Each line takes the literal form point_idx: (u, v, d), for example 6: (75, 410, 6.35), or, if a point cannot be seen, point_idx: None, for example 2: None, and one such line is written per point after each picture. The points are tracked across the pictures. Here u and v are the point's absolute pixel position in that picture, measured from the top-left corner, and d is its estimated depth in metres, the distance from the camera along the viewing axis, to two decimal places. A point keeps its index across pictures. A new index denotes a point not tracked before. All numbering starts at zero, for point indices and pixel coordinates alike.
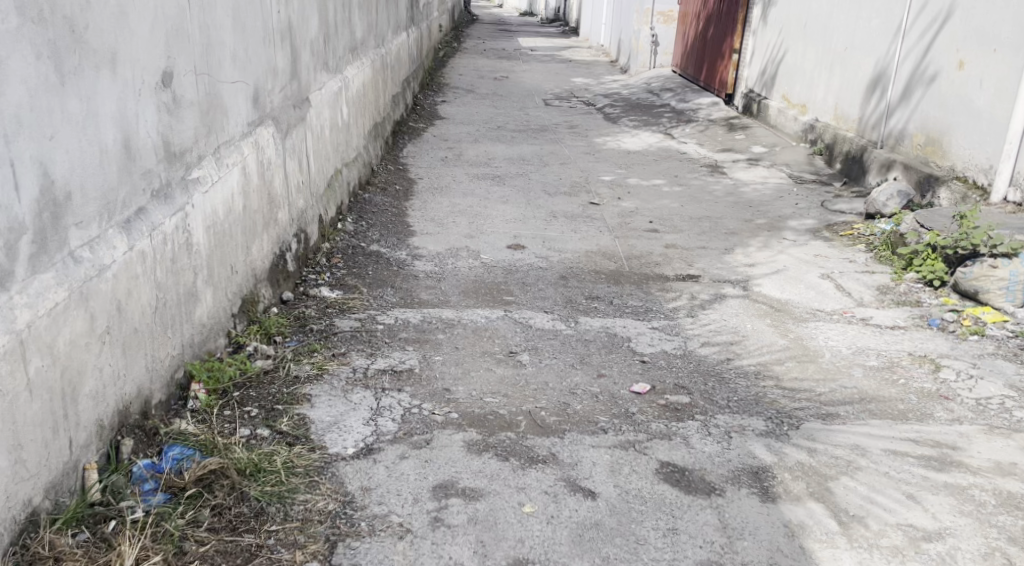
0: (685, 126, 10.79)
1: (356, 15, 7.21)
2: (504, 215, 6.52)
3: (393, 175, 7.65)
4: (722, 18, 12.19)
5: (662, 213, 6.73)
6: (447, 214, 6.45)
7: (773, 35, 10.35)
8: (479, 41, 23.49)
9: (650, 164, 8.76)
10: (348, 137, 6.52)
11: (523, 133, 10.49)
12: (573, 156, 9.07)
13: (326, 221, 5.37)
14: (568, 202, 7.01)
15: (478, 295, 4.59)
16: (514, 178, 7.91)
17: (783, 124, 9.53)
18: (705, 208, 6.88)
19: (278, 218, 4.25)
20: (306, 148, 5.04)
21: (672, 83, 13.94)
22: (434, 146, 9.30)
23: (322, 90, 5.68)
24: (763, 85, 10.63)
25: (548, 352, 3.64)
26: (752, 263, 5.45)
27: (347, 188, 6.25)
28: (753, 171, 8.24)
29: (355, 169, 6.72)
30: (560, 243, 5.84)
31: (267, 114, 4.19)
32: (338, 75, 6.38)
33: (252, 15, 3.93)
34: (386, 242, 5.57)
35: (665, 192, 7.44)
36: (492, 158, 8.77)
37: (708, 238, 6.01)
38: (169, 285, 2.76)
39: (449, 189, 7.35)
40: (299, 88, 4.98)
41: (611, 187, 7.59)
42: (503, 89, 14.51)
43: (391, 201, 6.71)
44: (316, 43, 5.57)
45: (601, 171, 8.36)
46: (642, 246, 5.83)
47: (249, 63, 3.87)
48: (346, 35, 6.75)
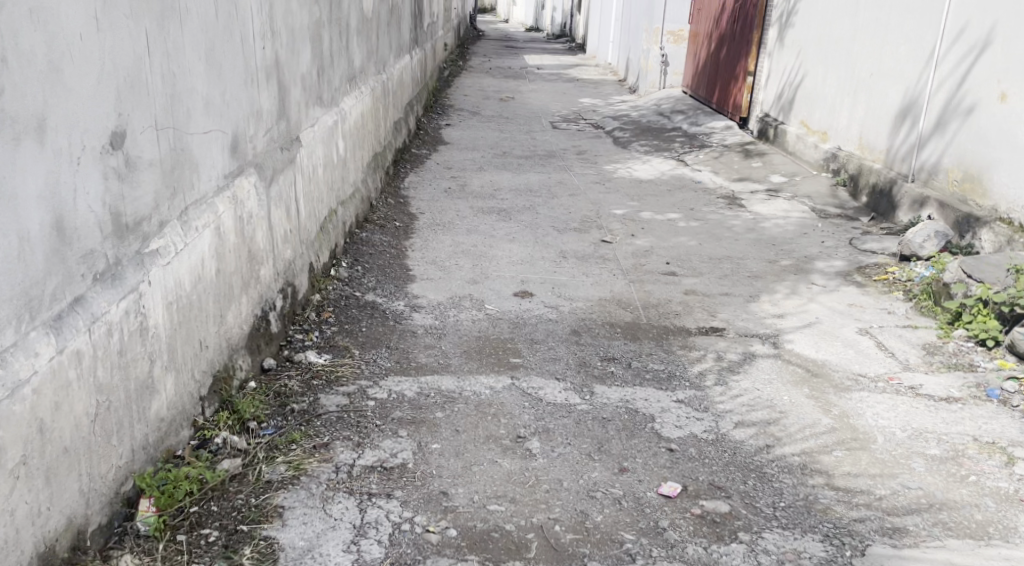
0: (698, 152, 10.38)
1: (354, 42, 6.83)
2: (510, 255, 6.11)
3: (392, 209, 7.24)
4: (735, 39, 11.80)
5: (679, 252, 6.30)
6: (450, 255, 6.04)
7: (790, 58, 9.96)
8: (484, 58, 23.13)
9: (663, 194, 8.34)
10: (343, 172, 6.11)
11: (530, 159, 10.09)
12: (582, 185, 8.66)
13: (317, 269, 4.96)
14: (578, 239, 6.59)
15: (483, 356, 4.17)
16: (521, 211, 7.51)
17: (802, 151, 9.12)
18: (725, 246, 6.45)
19: (261, 275, 3.84)
20: (296, 191, 4.64)
21: (683, 104, 13.55)
22: (437, 174, 8.89)
23: (316, 126, 5.29)
24: (779, 109, 10.23)
25: (561, 435, 3.22)
26: (780, 312, 5.02)
27: (342, 228, 5.85)
28: (773, 203, 7.82)
29: (351, 205, 6.31)
30: (571, 288, 5.42)
31: (249, 162, 3.79)
32: (334, 107, 5.99)
33: (232, 54, 3.53)
34: (383, 290, 5.16)
35: (680, 227, 7.02)
36: (497, 188, 8.36)
37: (730, 282, 5.59)
38: (115, 382, 2.37)
39: (452, 224, 6.93)
40: (287, 126, 4.58)
41: (623, 222, 7.17)
42: (509, 110, 14.13)
43: (390, 239, 6.31)
44: (309, 77, 5.17)
45: (612, 202, 7.94)
46: (659, 292, 5.41)
47: (227, 107, 3.48)
48: (343, 64, 6.36)
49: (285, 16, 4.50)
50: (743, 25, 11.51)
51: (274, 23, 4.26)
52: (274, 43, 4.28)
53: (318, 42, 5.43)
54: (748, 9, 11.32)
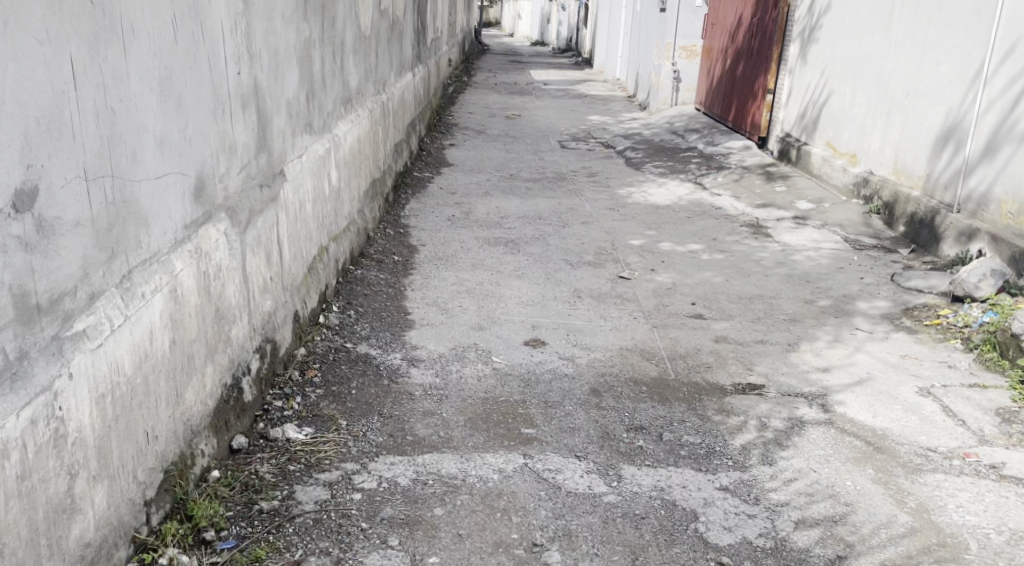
0: (716, 174, 9.85)
1: (350, 63, 6.32)
2: (520, 295, 5.58)
3: (392, 241, 6.72)
4: (753, 56, 11.30)
5: (705, 291, 5.76)
6: (454, 295, 5.51)
7: (813, 76, 9.44)
8: (490, 74, 22.64)
9: (682, 222, 7.81)
10: (336, 205, 5.59)
11: (539, 182, 9.58)
12: (595, 212, 8.14)
13: (303, 316, 4.43)
14: (594, 276, 6.05)
15: (490, 425, 3.62)
16: (531, 242, 6.98)
17: (828, 175, 8.58)
18: (754, 284, 5.91)
19: (233, 336, 3.31)
20: (279, 232, 4.11)
21: (697, 123, 13.04)
22: (441, 200, 8.38)
23: (305, 156, 4.77)
24: (801, 129, 9.71)
25: (586, 540, 2.76)
26: (825, 366, 4.48)
27: (334, 266, 5.32)
28: (801, 232, 7.27)
29: (346, 240, 5.79)
30: (588, 335, 4.88)
31: (220, 205, 3.27)
32: (327, 134, 5.47)
33: (196, 82, 3.02)
34: (379, 339, 4.62)
35: (704, 261, 6.49)
36: (504, 216, 7.84)
37: (765, 328, 5.05)
38: (12, 518, 1.90)
39: (456, 258, 6.40)
40: (269, 161, 4.06)
41: (642, 254, 6.64)
42: (516, 129, 13.62)
43: (388, 277, 5.77)
44: (297, 102, 4.64)
45: (629, 231, 7.41)
46: (687, 340, 4.87)
47: (192, 144, 2.96)
48: (337, 86, 5.84)
49: (267, 35, 3.99)
50: (761, 41, 11.00)
51: (252, 45, 3.73)
52: (253, 66, 3.76)
53: (308, 63, 4.92)
54: (767, 24, 10.81)
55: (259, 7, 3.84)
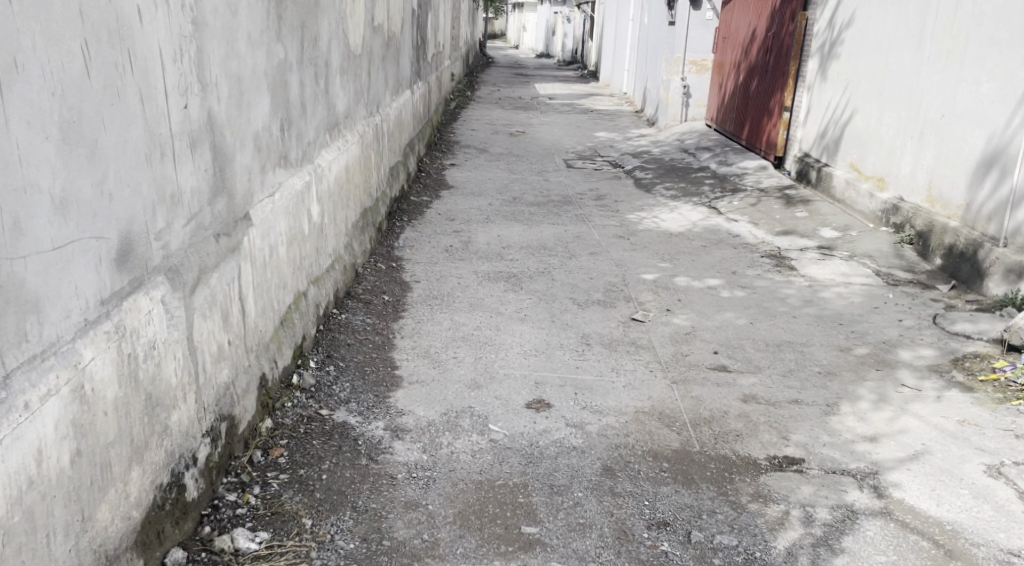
0: (731, 197, 9.28)
1: (337, 84, 5.76)
2: (521, 343, 5.00)
3: (383, 277, 6.15)
4: (769, 72, 10.77)
5: (728, 337, 5.18)
6: (448, 343, 4.93)
7: (835, 94, 8.88)
8: (493, 88, 22.12)
9: (698, 252, 7.23)
10: (317, 243, 5.02)
11: (543, 206, 9.02)
12: (604, 241, 7.58)
13: (271, 379, 3.85)
14: (604, 319, 5.48)
15: (483, 522, 3.09)
16: (534, 276, 6.40)
17: (853, 200, 8.01)
18: (782, 328, 5.33)
19: (172, 424, 2.75)
20: (240, 286, 3.55)
21: (709, 141, 12.50)
22: (438, 228, 7.82)
23: (277, 194, 4.22)
24: (822, 150, 9.15)
25: None
26: (872, 433, 3.90)
27: (313, 313, 4.75)
28: (828, 265, 6.69)
29: (329, 282, 5.22)
30: (598, 394, 4.29)
31: (157, 267, 2.72)
32: (307, 166, 4.92)
33: (121, 122, 2.47)
34: (361, 402, 4.03)
35: (724, 299, 5.91)
36: (506, 246, 7.27)
37: (799, 384, 4.46)
38: None
39: (452, 298, 5.83)
40: (230, 205, 3.51)
41: (655, 292, 6.07)
42: (520, 147, 13.08)
43: (375, 322, 5.20)
44: (267, 134, 4.09)
45: (641, 264, 6.84)
46: (711, 399, 4.29)
47: (115, 199, 2.43)
48: (321, 110, 5.29)
49: (226, 60, 3.44)
50: (777, 57, 10.47)
51: (206, 72, 3.19)
52: (208, 97, 3.22)
53: (282, 87, 4.37)
54: (784, 38, 10.28)
55: (215, 27, 3.30)
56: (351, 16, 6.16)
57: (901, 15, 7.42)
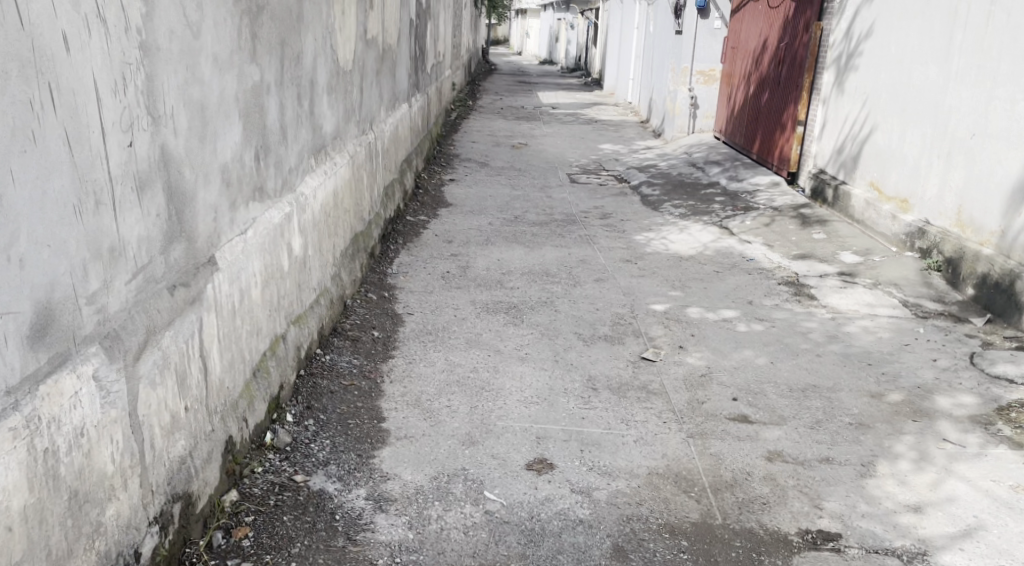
0: (743, 216, 8.86)
1: (323, 103, 5.35)
2: (521, 387, 4.59)
3: (373, 310, 5.73)
4: (781, 84, 10.40)
5: (748, 380, 4.75)
6: (441, 389, 4.50)
7: (854, 108, 8.49)
8: (495, 97, 21.75)
9: (710, 277, 6.81)
10: (300, 278, 4.61)
11: (546, 226, 8.61)
12: (610, 266, 7.16)
13: (240, 441, 3.44)
14: (612, 358, 5.05)
15: None
16: (537, 307, 5.98)
17: (875, 221, 7.61)
18: (806, 369, 4.90)
19: (108, 520, 2.35)
20: (203, 341, 3.14)
21: (718, 154, 12.09)
22: (435, 251, 7.40)
23: (252, 230, 3.82)
24: (839, 166, 8.77)
25: None
26: (915, 501, 3.48)
27: (293, 356, 4.34)
28: (850, 294, 6.26)
29: (313, 319, 4.80)
30: (607, 452, 3.86)
31: (92, 335, 2.32)
32: (288, 194, 4.52)
33: (42, 169, 2.10)
34: (341, 464, 3.62)
35: (741, 334, 5.48)
36: (507, 272, 6.85)
37: (829, 438, 4.03)
38: None
39: (447, 332, 5.41)
40: (192, 251, 3.11)
41: (667, 325, 5.65)
42: (522, 160, 12.66)
43: (363, 363, 4.78)
44: (240, 165, 3.70)
45: (650, 292, 6.42)
46: (732, 456, 3.86)
47: (27, 264, 2.05)
48: (305, 133, 4.89)
49: (187, 85, 3.04)
50: (791, 68, 10.10)
51: (158, 103, 2.79)
52: (162, 131, 2.82)
53: (259, 111, 3.97)
54: (798, 48, 9.89)
55: (172, 50, 2.89)
56: (340, 30, 5.76)
57: (925, 27, 7.02)
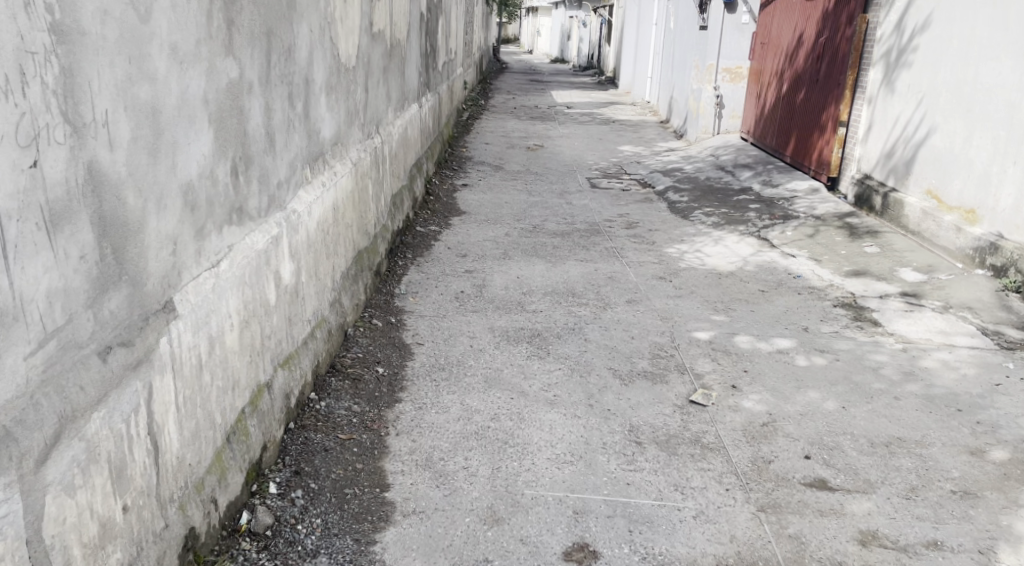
0: (784, 226, 8.14)
1: (321, 105, 4.64)
2: (552, 437, 3.88)
3: (378, 338, 5.03)
4: (820, 81, 9.70)
5: (819, 430, 4.03)
6: (456, 444, 3.78)
7: (906, 108, 7.78)
8: (508, 96, 21.02)
9: (755, 299, 6.09)
10: (290, 311, 3.90)
11: (568, 236, 7.89)
12: (643, 284, 6.44)
13: (205, 531, 2.78)
14: (655, 401, 4.32)
15: None
16: (564, 335, 5.26)
17: (935, 233, 6.90)
18: (886, 416, 4.18)
19: None
20: (154, 413, 2.45)
21: (748, 157, 11.36)
22: (448, 267, 6.69)
23: (228, 260, 3.10)
24: (888, 172, 8.05)
25: None
26: None
27: (282, 406, 3.65)
28: (918, 320, 5.54)
29: (307, 357, 4.09)
30: (662, 534, 3.18)
31: None
32: (277, 212, 3.82)
33: None
34: (333, 555, 2.98)
35: (801, 370, 4.76)
36: (528, 292, 6.13)
37: (932, 513, 3.35)
38: None
39: (463, 368, 4.68)
40: (139, 297, 2.40)
41: (714, 358, 4.94)
42: (539, 163, 11.93)
43: (363, 411, 4.05)
44: (212, 180, 2.98)
45: (690, 316, 5.71)
46: (817, 539, 3.18)
47: None
48: (298, 140, 4.18)
49: (130, 78, 2.32)
50: (832, 64, 9.40)
51: (82, 106, 2.09)
52: (89, 143, 2.12)
53: (238, 114, 3.25)
54: (840, 43, 9.19)
55: (106, 37, 2.18)
56: (341, 21, 5.05)
57: (1001, 18, 6.31)
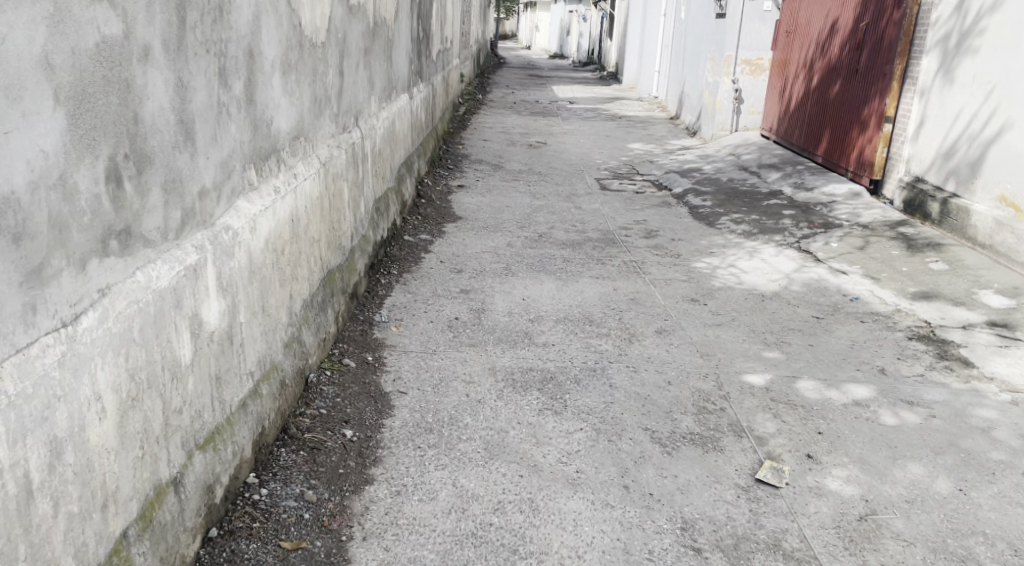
0: (827, 237, 7.14)
1: (274, 88, 3.57)
2: (581, 543, 2.85)
3: (349, 385, 3.96)
4: (861, 72, 8.69)
5: (938, 527, 3.02)
6: (446, 556, 2.75)
7: (971, 100, 6.78)
8: (507, 90, 20.01)
9: (809, 329, 5.07)
10: (218, 366, 2.81)
11: (580, 247, 6.84)
12: (673, 307, 5.40)
13: None
14: (709, 479, 3.27)
15: None
16: (584, 379, 4.20)
17: (1013, 248, 5.98)
18: (1021, 504, 3.16)
19: None
20: None
21: (773, 158, 10.34)
22: (440, 285, 5.63)
23: (96, 313, 2.03)
24: (947, 174, 7.06)
25: None
26: None
27: (200, 508, 2.59)
28: (1019, 360, 4.53)
29: (246, 426, 3.01)
30: None
31: None
32: (198, 231, 2.74)
33: None
34: None
35: (892, 432, 3.73)
36: (536, 319, 5.08)
37: None
38: None
39: (456, 428, 3.61)
40: None
41: (776, 412, 3.90)
42: (542, 161, 10.88)
43: (319, 500, 2.98)
44: (66, 194, 1.94)
45: (736, 351, 4.66)
46: None
47: None
48: (237, 131, 3.12)
49: None
50: (874, 52, 8.38)
51: None
52: None
53: (120, 90, 2.17)
54: (885, 29, 8.16)
55: None
56: None
57: None
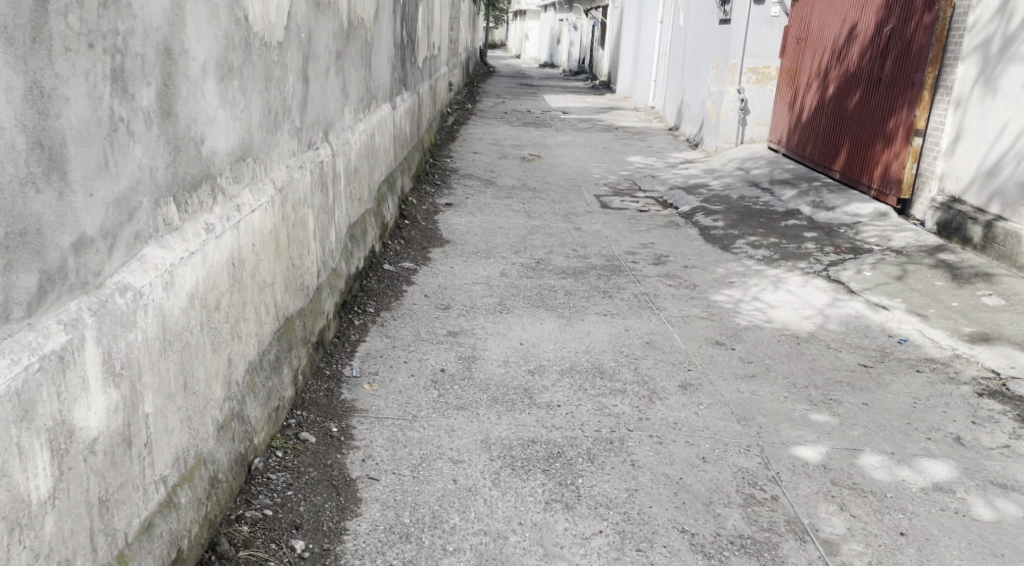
0: (858, 264, 6.38)
1: (205, 97, 2.76)
2: None
3: (305, 470, 3.16)
4: (885, 80, 7.93)
5: None
6: None
7: (1020, 112, 6.05)
8: (497, 100, 19.20)
9: (858, 382, 4.29)
10: (104, 486, 2.01)
11: (583, 276, 6.06)
12: (695, 353, 4.62)
13: None
14: None
15: None
16: (598, 454, 3.40)
17: None
18: None
19: None
20: None
21: (786, 173, 9.58)
22: (423, 326, 4.84)
23: None
24: (990, 194, 6.32)
25: None
26: None
27: None
28: None
29: (150, 558, 2.22)
30: None
31: None
32: (69, 298, 1.94)
33: None
34: None
35: (990, 532, 2.96)
36: (537, 370, 4.28)
37: None
38: None
39: (438, 534, 2.82)
40: None
41: (840, 500, 3.12)
42: (537, 176, 10.09)
43: None
44: None
45: (779, 414, 3.87)
46: None
47: None
48: (145, 154, 2.32)
49: None
50: (900, 59, 7.63)
51: None
52: None
53: None
54: (913, 33, 7.42)
55: None
56: None
57: None
